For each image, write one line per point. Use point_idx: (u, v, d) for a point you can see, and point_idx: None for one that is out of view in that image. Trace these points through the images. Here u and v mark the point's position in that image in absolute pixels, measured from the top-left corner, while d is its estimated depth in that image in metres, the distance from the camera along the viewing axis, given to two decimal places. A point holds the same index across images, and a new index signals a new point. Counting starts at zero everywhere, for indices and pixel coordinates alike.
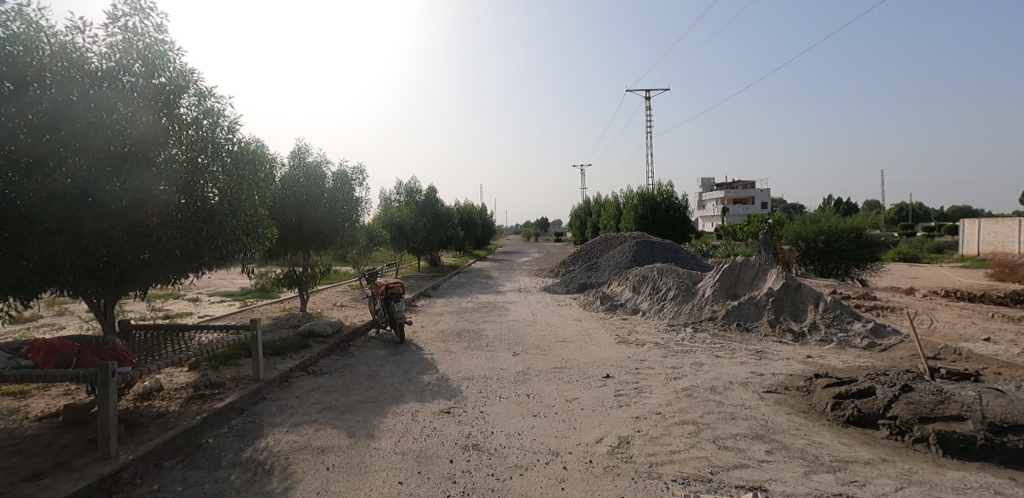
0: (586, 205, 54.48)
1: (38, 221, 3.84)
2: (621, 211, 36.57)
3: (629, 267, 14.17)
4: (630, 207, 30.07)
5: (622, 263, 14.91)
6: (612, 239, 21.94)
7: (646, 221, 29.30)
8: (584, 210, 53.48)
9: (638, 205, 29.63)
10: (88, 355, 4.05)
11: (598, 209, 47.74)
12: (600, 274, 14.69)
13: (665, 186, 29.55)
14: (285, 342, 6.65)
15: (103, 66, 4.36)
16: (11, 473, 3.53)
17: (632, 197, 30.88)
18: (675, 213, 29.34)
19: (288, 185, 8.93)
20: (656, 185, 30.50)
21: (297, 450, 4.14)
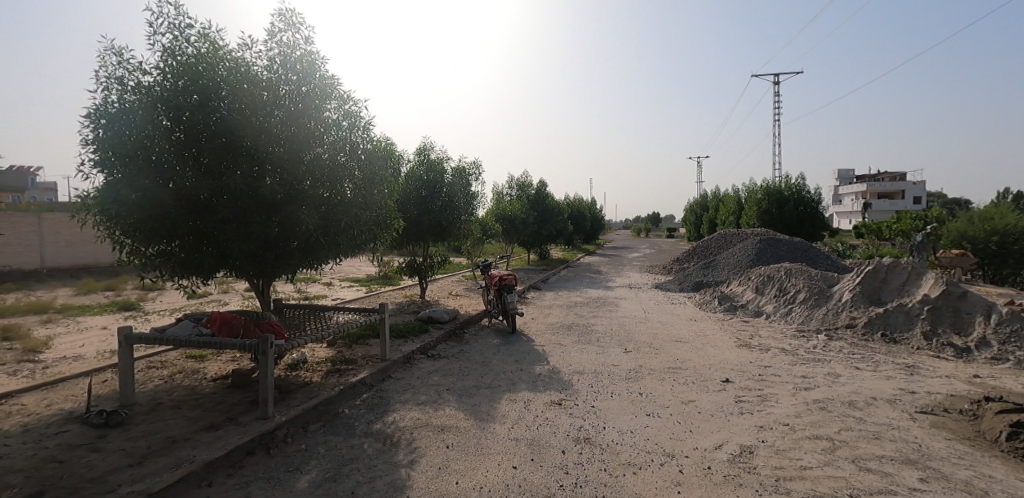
0: (700, 201, 51.89)
1: (215, 211, 4.50)
2: (743, 206, 34.38)
3: (751, 267, 13.19)
4: (753, 202, 27.97)
5: (744, 261, 13.89)
6: (732, 236, 20.60)
7: (771, 218, 26.99)
8: (700, 206, 51.09)
9: (763, 200, 27.41)
10: (252, 327, 4.66)
11: (716, 204, 45.00)
12: (718, 273, 13.84)
13: (795, 180, 27.13)
14: (407, 326, 7.15)
15: (264, 76, 4.88)
16: (195, 423, 4.26)
17: (756, 191, 28.70)
18: (805, 210, 26.80)
19: (413, 180, 9.58)
20: (784, 179, 28.07)
21: (419, 427, 4.45)
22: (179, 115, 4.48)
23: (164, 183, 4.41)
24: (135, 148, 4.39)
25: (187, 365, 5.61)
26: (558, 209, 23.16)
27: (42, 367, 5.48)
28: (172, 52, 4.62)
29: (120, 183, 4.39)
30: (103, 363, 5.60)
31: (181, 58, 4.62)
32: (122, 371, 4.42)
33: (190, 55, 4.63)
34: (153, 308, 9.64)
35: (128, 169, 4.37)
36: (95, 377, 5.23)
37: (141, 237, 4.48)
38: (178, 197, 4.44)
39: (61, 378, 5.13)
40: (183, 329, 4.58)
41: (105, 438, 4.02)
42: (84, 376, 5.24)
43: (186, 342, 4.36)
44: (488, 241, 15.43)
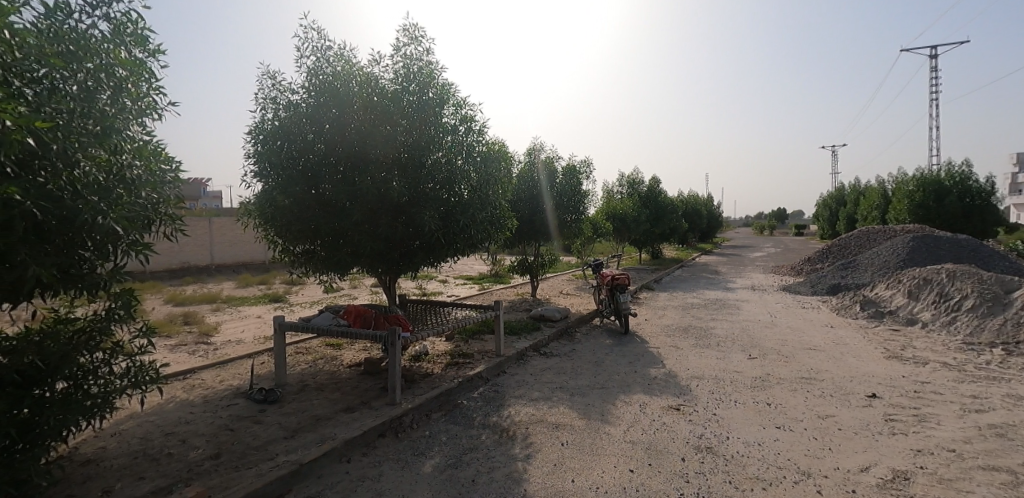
0: (835, 195, 46.94)
1: (350, 214, 4.96)
2: (891, 200, 30.49)
3: (903, 268, 11.62)
4: (904, 195, 24.65)
5: (891, 263, 12.26)
6: (877, 233, 18.33)
7: (926, 211, 23.58)
8: (835, 200, 46.37)
9: (916, 191, 24.06)
10: (382, 319, 5.07)
11: (856, 198, 40.43)
12: (859, 275, 12.37)
13: (960, 168, 23.49)
14: (520, 324, 7.33)
15: (391, 88, 5.26)
16: (336, 405, 4.75)
17: (908, 182, 25.25)
18: (973, 202, 23.02)
19: (525, 180, 9.83)
20: (944, 167, 24.37)
21: (534, 423, 4.53)
22: (321, 128, 5.00)
23: (308, 190, 4.95)
24: (285, 159, 4.97)
25: (327, 353, 6.28)
26: (671, 206, 22.25)
27: (217, 348, 6.46)
28: (315, 72, 5.15)
29: (274, 190, 5.00)
30: (261, 347, 6.45)
31: (322, 77, 5.13)
32: (277, 355, 5.06)
33: (329, 73, 5.13)
34: (298, 301, 10.91)
35: (280, 179, 4.95)
36: (255, 359, 6.05)
37: (291, 238, 5.07)
38: (320, 202, 4.96)
39: (230, 358, 6.01)
40: (325, 320, 5.11)
41: (265, 412, 4.64)
42: (247, 357, 6.08)
43: (328, 331, 4.87)
44: (598, 240, 15.28)
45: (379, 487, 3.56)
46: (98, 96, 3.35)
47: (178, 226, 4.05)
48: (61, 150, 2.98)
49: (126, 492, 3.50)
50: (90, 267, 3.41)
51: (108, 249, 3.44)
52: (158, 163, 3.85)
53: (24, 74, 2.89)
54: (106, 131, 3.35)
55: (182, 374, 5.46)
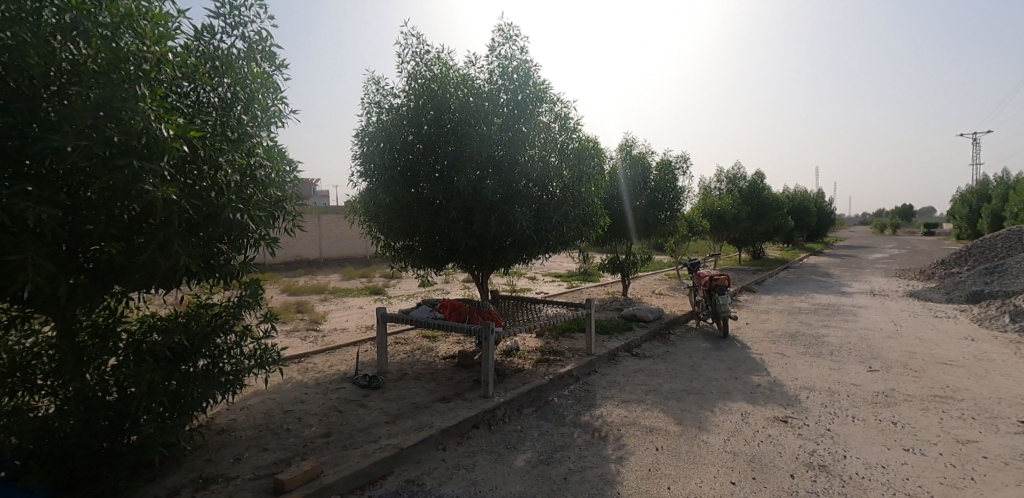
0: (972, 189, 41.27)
1: (446, 211, 5.13)
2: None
3: None
4: None
5: None
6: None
7: None
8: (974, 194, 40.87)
9: None
10: (476, 314, 5.21)
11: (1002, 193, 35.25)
12: (1009, 281, 10.74)
13: None
14: (611, 323, 7.23)
15: (486, 88, 5.36)
16: (433, 394, 4.97)
17: None
18: None
19: (618, 177, 9.64)
20: None
21: (627, 425, 4.44)
22: (420, 129, 5.20)
23: (408, 188, 5.19)
24: (387, 160, 5.25)
25: (423, 344, 6.58)
26: (775, 203, 20.69)
27: (327, 335, 7.04)
28: (415, 75, 5.37)
29: (378, 189, 5.30)
30: (365, 335, 6.92)
31: (422, 79, 5.33)
32: (380, 344, 5.40)
33: (429, 76, 5.32)
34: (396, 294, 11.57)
35: (383, 178, 5.25)
36: (360, 346, 6.51)
37: (393, 234, 5.35)
38: (419, 200, 5.19)
39: (338, 345, 6.50)
40: (423, 312, 5.36)
41: (369, 396, 4.96)
42: (352, 345, 6.56)
43: (426, 323, 5.09)
44: (692, 238, 14.63)
45: (474, 477, 3.68)
46: (235, 106, 3.75)
47: (297, 221, 4.34)
48: (207, 155, 3.40)
49: (254, 461, 3.92)
50: (226, 258, 3.82)
51: (239, 243, 3.84)
52: (284, 166, 4.12)
53: (178, 94, 3.42)
54: (242, 137, 3.74)
55: (298, 357, 6.01)
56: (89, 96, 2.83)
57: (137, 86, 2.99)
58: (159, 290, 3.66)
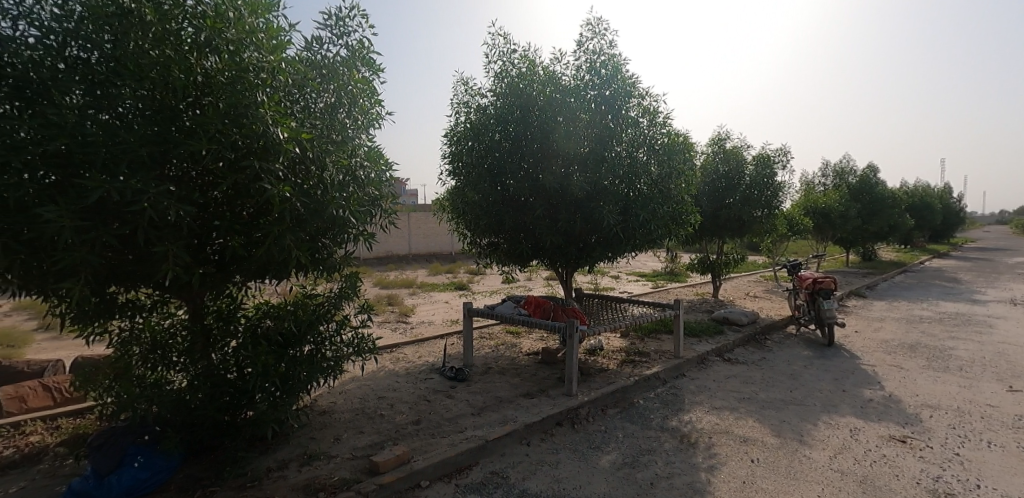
0: None
1: (532, 208, 5.17)
2: None
3: None
4: None
5: None
6: None
7: None
8: None
9: None
10: (560, 311, 5.20)
11: None
12: None
13: None
14: (701, 326, 6.93)
15: (573, 84, 5.31)
16: (516, 389, 5.04)
17: None
18: None
19: (710, 172, 9.21)
20: None
21: (719, 433, 4.22)
22: (505, 127, 5.26)
23: (495, 185, 5.28)
24: (475, 158, 5.37)
25: (507, 340, 6.70)
26: (891, 198, 18.67)
27: (416, 327, 7.38)
28: (502, 74, 5.43)
29: (466, 187, 5.44)
30: (451, 329, 7.17)
31: (509, 78, 5.39)
32: (466, 338, 5.56)
33: (517, 74, 5.36)
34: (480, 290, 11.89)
35: (471, 176, 5.38)
36: (447, 339, 6.76)
37: (480, 230, 5.48)
38: (505, 197, 5.28)
39: (426, 337, 6.79)
40: (508, 308, 5.44)
41: (456, 387, 5.13)
42: (440, 337, 6.82)
43: (511, 319, 5.16)
44: (792, 238, 13.64)
45: (557, 474, 3.67)
46: (339, 109, 3.95)
47: (392, 218, 4.52)
48: (316, 155, 3.61)
49: (351, 442, 4.18)
50: (329, 252, 4.05)
51: (341, 237, 4.04)
52: (382, 167, 4.31)
53: (292, 100, 3.63)
54: (345, 139, 3.93)
55: (390, 347, 6.36)
56: (220, 105, 3.18)
57: (257, 93, 3.30)
58: (271, 280, 4.02)
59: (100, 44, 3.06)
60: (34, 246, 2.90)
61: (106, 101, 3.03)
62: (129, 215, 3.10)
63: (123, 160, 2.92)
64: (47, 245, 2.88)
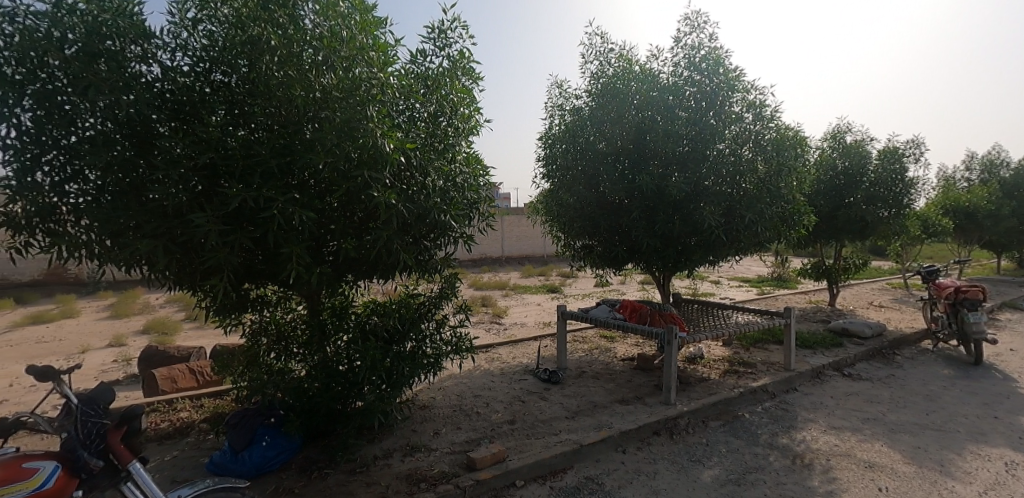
0: None
1: (629, 210, 5.09)
2: None
3: None
4: None
5: None
6: None
7: None
8: None
9: None
10: (658, 317, 5.04)
11: None
12: None
13: None
14: (815, 337, 6.41)
15: (671, 81, 5.12)
16: (612, 394, 4.98)
17: None
18: None
19: (826, 169, 8.46)
20: None
21: (838, 456, 3.85)
22: (601, 128, 5.20)
23: (590, 188, 5.23)
24: (570, 160, 5.35)
25: (602, 345, 6.62)
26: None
27: (511, 329, 7.55)
28: (598, 75, 5.38)
29: (561, 190, 5.47)
30: (545, 331, 7.23)
31: (604, 79, 5.32)
32: (560, 341, 5.59)
33: (611, 74, 5.27)
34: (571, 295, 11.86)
35: (566, 178, 5.38)
36: (541, 341, 6.85)
37: (575, 233, 5.49)
38: (600, 199, 5.23)
39: (520, 339, 6.91)
40: (603, 311, 5.37)
41: (550, 390, 5.16)
42: (534, 339, 6.92)
43: (606, 323, 5.09)
44: (927, 241, 12.16)
45: (655, 485, 3.55)
46: (440, 118, 4.08)
47: (490, 221, 4.61)
48: (419, 163, 3.76)
49: (450, 437, 4.34)
50: (430, 254, 4.18)
51: (441, 240, 4.17)
52: (481, 172, 4.43)
53: (398, 111, 3.84)
54: (447, 147, 4.07)
55: (486, 347, 6.57)
56: (335, 119, 3.39)
57: (367, 107, 3.48)
58: (379, 279, 4.25)
59: (234, 70, 3.45)
60: (185, 246, 3.27)
61: (242, 118, 3.47)
62: (262, 221, 3.39)
63: (257, 172, 3.28)
64: (197, 245, 3.23)
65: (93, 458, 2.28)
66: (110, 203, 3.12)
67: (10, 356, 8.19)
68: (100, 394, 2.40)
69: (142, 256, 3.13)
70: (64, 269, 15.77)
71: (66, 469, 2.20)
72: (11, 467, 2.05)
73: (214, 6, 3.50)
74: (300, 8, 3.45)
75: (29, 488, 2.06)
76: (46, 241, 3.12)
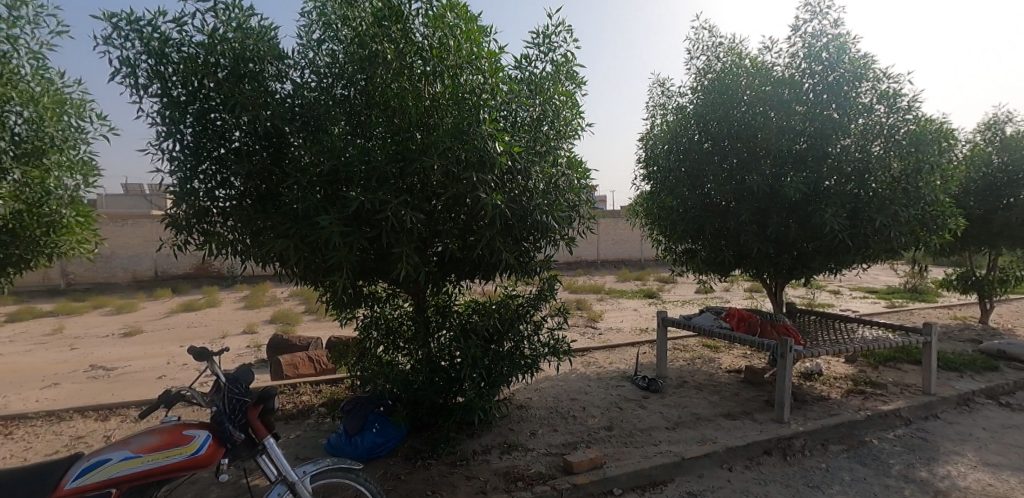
0: None
1: (737, 213, 4.83)
2: None
3: None
4: None
5: None
6: None
7: None
8: None
9: None
10: (769, 328, 4.71)
11: None
12: None
13: None
14: (962, 359, 5.67)
15: (786, 74, 4.78)
16: (716, 407, 4.78)
17: None
18: None
19: (978, 164, 7.39)
20: None
21: (993, 496, 3.32)
22: (707, 127, 4.98)
23: (695, 189, 5.01)
24: (672, 161, 5.17)
25: (704, 356, 6.34)
26: None
27: (609, 335, 7.51)
28: (705, 71, 5.16)
29: (663, 192, 5.31)
30: (642, 338, 7.08)
31: (710, 75, 5.09)
32: (660, 348, 5.45)
33: (718, 70, 5.04)
34: (669, 304, 11.49)
35: (668, 180, 5.22)
36: (639, 348, 6.73)
37: (677, 236, 5.33)
38: (705, 201, 5.01)
39: (617, 345, 6.82)
40: (707, 320, 5.14)
41: (649, 398, 5.03)
42: (632, 345, 6.81)
43: (711, 333, 4.86)
44: None
45: None
46: (543, 122, 4.13)
47: (589, 224, 4.58)
48: (524, 166, 3.82)
49: (546, 438, 4.36)
50: (529, 255, 4.24)
51: (540, 241, 4.21)
52: (582, 175, 4.42)
53: (503, 116, 3.93)
54: (549, 150, 4.10)
55: (583, 351, 6.59)
56: (447, 124, 3.55)
57: (480, 112, 3.58)
58: (480, 279, 4.35)
59: (355, 84, 3.73)
60: (312, 244, 3.45)
61: (360, 127, 3.69)
62: (379, 222, 3.52)
63: (374, 176, 3.43)
64: (323, 244, 3.43)
65: (236, 430, 2.40)
66: (251, 205, 3.51)
67: (173, 337, 9.64)
68: (242, 374, 2.53)
69: (276, 253, 3.51)
70: (210, 264, 18.20)
71: (214, 439, 2.34)
72: (174, 433, 2.25)
73: (337, 27, 3.78)
74: (411, 23, 3.66)
75: (186, 452, 2.22)
76: (200, 239, 3.61)
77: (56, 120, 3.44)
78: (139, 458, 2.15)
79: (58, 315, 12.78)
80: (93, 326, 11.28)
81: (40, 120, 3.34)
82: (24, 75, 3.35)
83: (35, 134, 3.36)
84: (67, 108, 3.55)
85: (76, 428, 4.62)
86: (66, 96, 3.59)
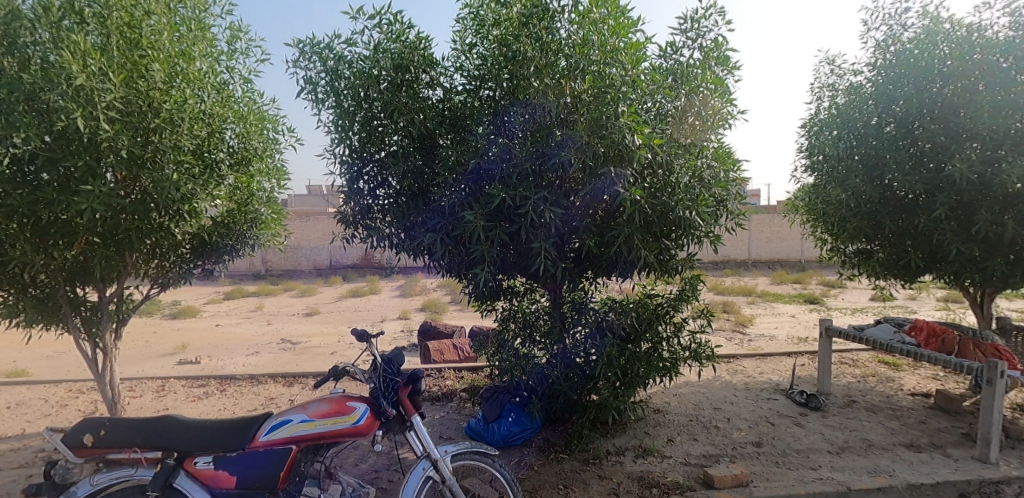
0: None
1: (930, 207, 4.08)
2: None
3: None
4: None
5: None
6: None
7: None
8: None
9: None
10: (970, 347, 3.92)
11: None
12: None
13: None
14: None
15: (1004, 37, 3.92)
16: (894, 435, 4.10)
17: None
18: None
19: None
20: None
21: None
22: (890, 107, 4.25)
23: (873, 180, 4.32)
24: (842, 149, 4.51)
25: (880, 374, 5.48)
26: None
27: (759, 343, 6.88)
28: (886, 44, 4.43)
29: (830, 184, 4.67)
30: (800, 349, 6.36)
31: (895, 47, 4.36)
32: (822, 361, 4.84)
33: (909, 39, 4.28)
34: (834, 312, 10.16)
35: (835, 171, 4.58)
36: (795, 358, 6.06)
37: (847, 234, 4.67)
38: (885, 194, 4.31)
39: (769, 353, 6.22)
40: (884, 333, 4.43)
41: (807, 416, 4.50)
42: (786, 355, 6.15)
43: (889, 348, 4.17)
44: None
45: None
46: (688, 112, 3.91)
47: (739, 219, 4.23)
48: (664, 159, 3.64)
49: (685, 447, 4.13)
50: (671, 254, 4.05)
51: (683, 240, 3.98)
52: (730, 166, 4.10)
53: (646, 108, 3.80)
54: (697, 143, 3.89)
55: (728, 357, 6.13)
56: (585, 120, 3.47)
57: (617, 105, 3.43)
58: (618, 277, 4.22)
59: (499, 84, 3.83)
60: (456, 238, 3.64)
61: (501, 127, 3.79)
62: (519, 217, 3.56)
63: (514, 174, 3.52)
64: (467, 238, 3.56)
65: (389, 406, 2.62)
66: (406, 203, 3.85)
67: (343, 318, 11.10)
68: (395, 357, 2.77)
69: (426, 247, 3.73)
70: (371, 255, 20.58)
71: (372, 412, 2.59)
72: (340, 402, 2.55)
73: (483, 31, 3.98)
74: (559, 20, 3.66)
75: (349, 421, 2.50)
76: (364, 233, 4.04)
77: (259, 133, 4.12)
78: (313, 421, 2.48)
79: (261, 295, 15.53)
80: (284, 305, 13.47)
81: (247, 134, 4.00)
82: (238, 98, 4.08)
83: (243, 146, 4.03)
84: (266, 124, 4.24)
85: (270, 391, 5.54)
86: (266, 113, 4.30)
